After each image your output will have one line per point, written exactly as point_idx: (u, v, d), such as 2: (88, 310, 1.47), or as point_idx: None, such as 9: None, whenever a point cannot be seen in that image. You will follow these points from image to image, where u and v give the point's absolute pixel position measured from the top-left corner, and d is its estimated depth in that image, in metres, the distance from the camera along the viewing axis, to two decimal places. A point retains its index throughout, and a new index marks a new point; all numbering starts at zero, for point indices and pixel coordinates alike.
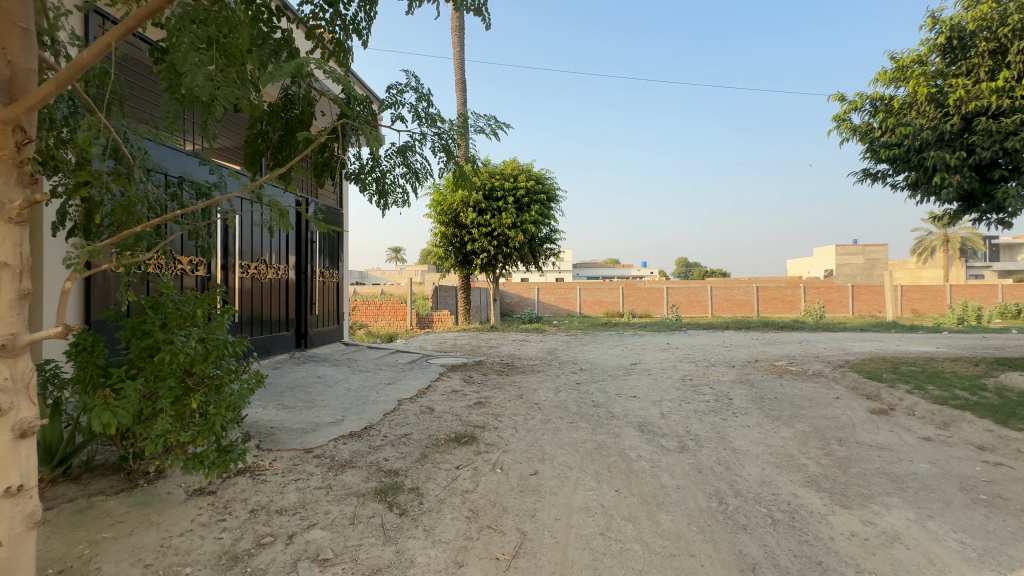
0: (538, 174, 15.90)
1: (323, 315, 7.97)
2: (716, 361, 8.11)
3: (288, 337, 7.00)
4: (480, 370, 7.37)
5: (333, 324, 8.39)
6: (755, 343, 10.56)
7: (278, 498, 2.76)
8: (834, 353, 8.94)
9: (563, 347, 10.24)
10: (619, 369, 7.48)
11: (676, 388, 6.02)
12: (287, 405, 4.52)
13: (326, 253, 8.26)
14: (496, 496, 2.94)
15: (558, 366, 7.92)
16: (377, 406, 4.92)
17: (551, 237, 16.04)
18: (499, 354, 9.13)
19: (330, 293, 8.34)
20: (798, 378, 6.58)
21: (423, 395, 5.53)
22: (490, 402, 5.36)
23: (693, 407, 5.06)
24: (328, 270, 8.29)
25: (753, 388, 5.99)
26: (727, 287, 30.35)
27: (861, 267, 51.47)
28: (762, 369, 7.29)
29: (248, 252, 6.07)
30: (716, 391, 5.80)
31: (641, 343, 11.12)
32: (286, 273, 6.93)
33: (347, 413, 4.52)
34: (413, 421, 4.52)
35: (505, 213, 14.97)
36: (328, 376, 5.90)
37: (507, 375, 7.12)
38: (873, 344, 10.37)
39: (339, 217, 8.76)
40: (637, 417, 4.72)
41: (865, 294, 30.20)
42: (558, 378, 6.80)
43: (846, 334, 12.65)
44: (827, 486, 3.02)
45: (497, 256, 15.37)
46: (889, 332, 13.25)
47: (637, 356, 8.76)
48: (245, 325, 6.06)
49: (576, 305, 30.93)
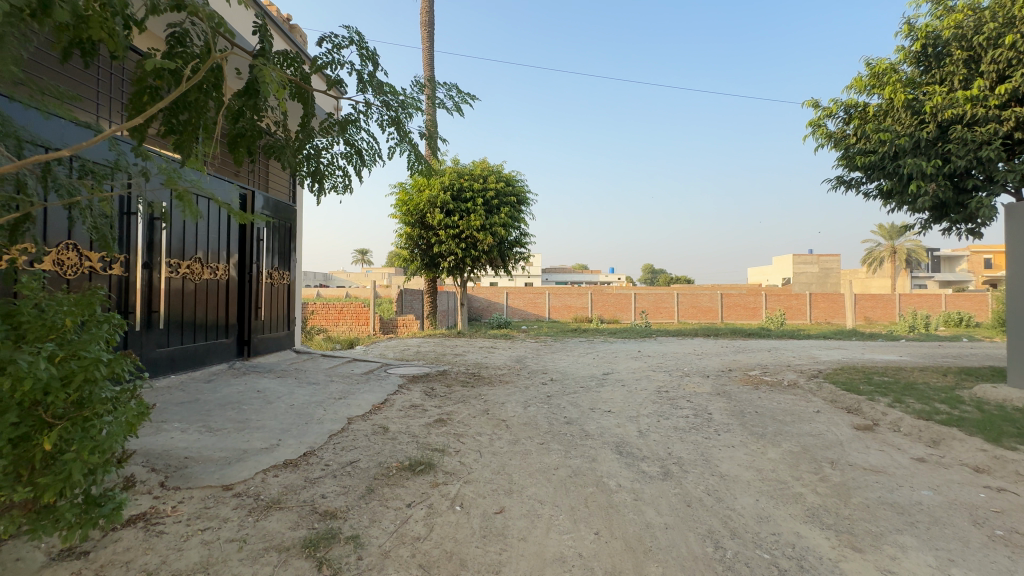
0: (508, 176, 15.48)
1: (271, 319, 7.26)
2: (690, 371, 7.85)
3: (227, 345, 6.27)
4: (443, 381, 6.84)
5: (284, 329, 7.68)
6: (725, 351, 10.43)
7: (174, 559, 2.17)
8: (804, 362, 8.87)
9: (532, 355, 9.80)
10: (591, 380, 7.09)
11: (652, 401, 5.66)
12: (213, 427, 3.88)
13: (276, 252, 7.55)
14: (453, 545, 2.44)
15: (527, 376, 7.46)
16: (322, 425, 4.32)
17: (521, 241, 15.64)
18: (465, 363, 8.60)
19: (280, 296, 7.62)
20: (774, 389, 6.35)
21: (377, 412, 4.96)
22: (452, 419, 4.84)
23: (672, 424, 4.70)
24: (279, 272, 7.58)
25: (732, 400, 5.70)
26: (693, 294, 30.77)
27: (816, 275, 53.60)
28: (737, 380, 7.06)
29: (177, 249, 5.34)
30: (694, 405, 5.48)
31: (612, 350, 10.82)
32: (226, 273, 6.22)
33: (285, 436, 3.91)
34: (363, 444, 3.95)
35: (474, 215, 14.47)
36: (270, 390, 5.24)
37: (473, 386, 6.61)
38: (839, 353, 10.42)
39: (291, 214, 8.06)
40: (613, 436, 4.31)
41: (822, 302, 31.23)
42: (527, 390, 6.34)
43: (812, 342, 12.77)
44: (831, 523, 2.66)
45: (465, 259, 14.84)
46: (851, 340, 13.48)
47: (608, 365, 8.42)
48: (174, 331, 5.32)
49: (545, 310, 30.69)
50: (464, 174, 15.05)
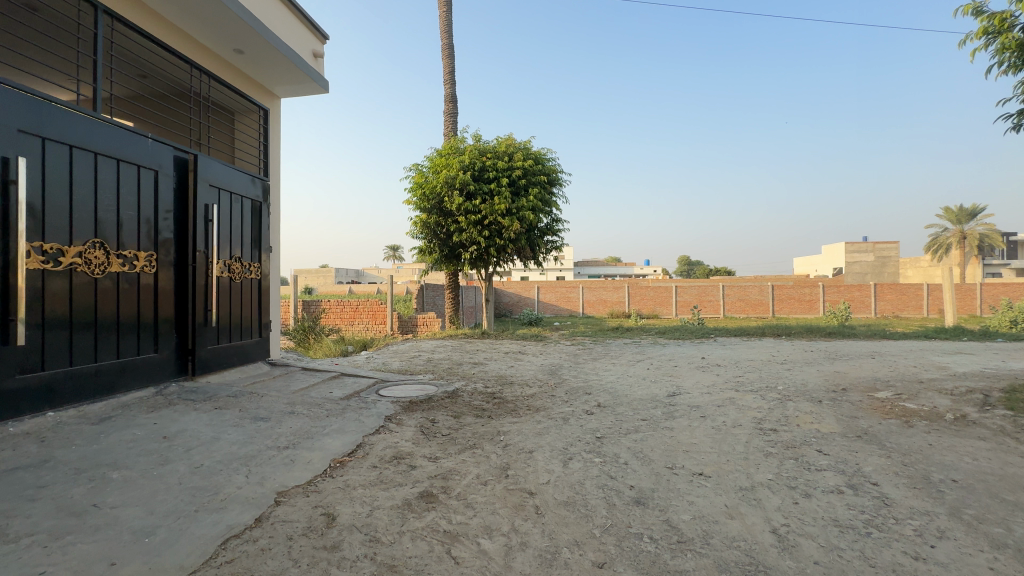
0: (537, 153, 13.49)
1: (228, 325, 5.58)
2: (786, 391, 5.74)
3: (157, 361, 4.62)
4: (449, 408, 5.02)
5: (253, 335, 6.04)
6: (816, 359, 8.17)
7: None
8: (938, 377, 6.56)
9: (569, 364, 7.86)
10: (655, 406, 5.12)
11: (764, 455, 3.63)
12: (7, 536, 2.16)
13: (240, 237, 5.85)
14: None
15: (565, 398, 5.54)
16: (223, 513, 2.55)
17: (552, 228, 13.69)
18: (484, 377, 6.77)
19: (248, 292, 5.97)
20: (943, 430, 4.21)
21: (334, 477, 3.17)
22: (446, 494, 2.98)
23: (825, 513, 2.69)
24: (245, 262, 5.92)
25: (893, 453, 3.61)
26: (741, 287, 28.01)
27: (874, 265, 49.25)
28: (867, 409, 4.92)
29: (56, 229, 3.69)
30: (836, 463, 3.43)
31: (667, 357, 8.74)
32: (152, 266, 4.56)
33: (130, 551, 2.15)
34: (271, 568, 2.14)
35: (498, 197, 12.57)
36: (185, 435, 3.52)
37: (489, 418, 4.75)
38: (970, 361, 7.99)
39: (263, 189, 6.37)
40: (733, 550, 2.34)
41: (890, 293, 27.86)
42: (567, 427, 4.42)
43: (915, 344, 10.27)
44: None
45: (488, 248, 13.00)
46: (960, 341, 10.95)
47: (671, 382, 6.37)
48: (55, 347, 3.68)
49: (579, 305, 28.69)
50: (486, 152, 13.22)
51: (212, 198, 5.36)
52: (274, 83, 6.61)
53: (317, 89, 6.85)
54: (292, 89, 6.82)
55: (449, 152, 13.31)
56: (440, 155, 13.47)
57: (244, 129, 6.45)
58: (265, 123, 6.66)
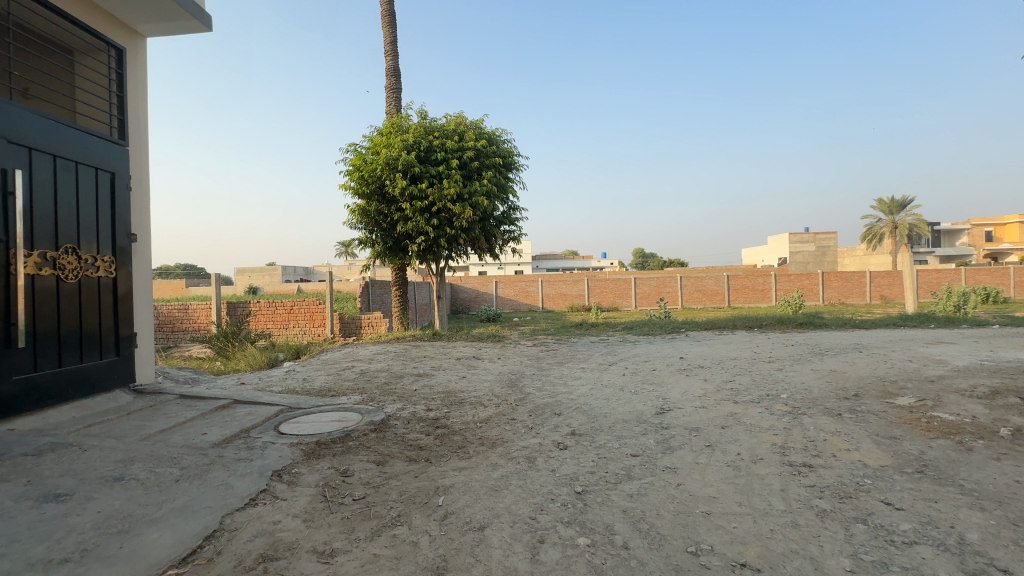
0: (491, 134, 12.16)
1: (54, 343, 3.95)
2: (794, 401, 4.74)
3: None
4: (371, 450, 3.66)
5: (101, 354, 4.41)
6: (803, 356, 7.32)
7: None
8: (945, 374, 5.80)
9: (531, 372, 6.63)
10: (646, 433, 3.96)
11: (816, 515, 2.52)
12: None
13: (75, 219, 4.19)
14: None
15: (528, 424, 4.30)
16: None
17: (508, 216, 12.42)
18: (427, 395, 5.42)
19: (92, 295, 4.33)
20: (1014, 454, 3.27)
21: None
22: None
23: None
24: (87, 255, 4.28)
25: (986, 503, 2.59)
26: (698, 277, 27.89)
27: (817, 254, 51.31)
28: (901, 424, 3.96)
29: None
30: (924, 528, 2.36)
31: (642, 358, 7.70)
32: None
33: None
34: None
35: (447, 181, 11.15)
36: None
37: (426, 463, 3.43)
38: (960, 352, 7.37)
39: (118, 157, 4.71)
40: None
41: (836, 281, 28.57)
42: (534, 475, 3.17)
43: (889, 334, 9.75)
44: None
45: (438, 239, 11.58)
46: (929, 329, 10.55)
47: (655, 393, 5.26)
48: None
49: (538, 300, 27.68)
50: (433, 131, 11.73)
51: (17, 160, 3.69)
52: (137, 17, 5.00)
53: (199, 29, 5.33)
54: (163, 27, 5.23)
55: (392, 131, 11.71)
56: (381, 135, 11.86)
57: (88, 73, 4.75)
58: (119, 67, 4.94)
